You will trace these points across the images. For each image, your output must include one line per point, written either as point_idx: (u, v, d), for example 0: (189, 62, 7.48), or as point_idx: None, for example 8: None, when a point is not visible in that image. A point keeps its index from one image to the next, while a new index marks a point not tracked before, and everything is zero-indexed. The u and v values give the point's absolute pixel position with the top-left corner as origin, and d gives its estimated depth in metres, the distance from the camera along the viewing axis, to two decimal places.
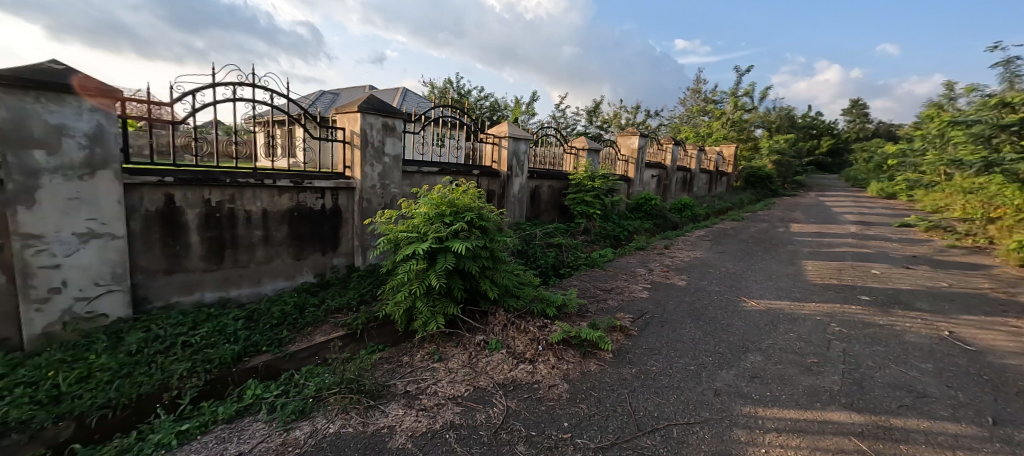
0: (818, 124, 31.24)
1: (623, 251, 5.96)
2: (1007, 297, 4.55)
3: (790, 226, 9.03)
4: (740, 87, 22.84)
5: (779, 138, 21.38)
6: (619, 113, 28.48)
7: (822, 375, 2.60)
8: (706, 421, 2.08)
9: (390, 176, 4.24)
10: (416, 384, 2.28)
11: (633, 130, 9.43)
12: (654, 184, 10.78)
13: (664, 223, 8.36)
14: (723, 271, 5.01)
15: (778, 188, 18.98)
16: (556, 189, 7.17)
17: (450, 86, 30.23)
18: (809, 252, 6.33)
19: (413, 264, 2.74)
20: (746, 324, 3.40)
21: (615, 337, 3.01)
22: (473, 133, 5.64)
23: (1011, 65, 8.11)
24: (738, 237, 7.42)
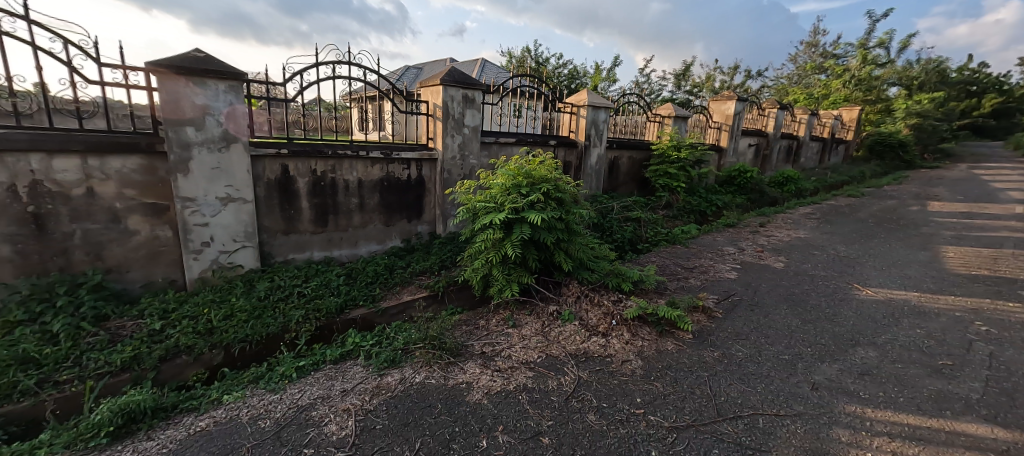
0: (978, 79, 25.30)
1: (709, 227, 5.53)
2: None
3: (926, 204, 7.59)
4: (871, 37, 19.18)
5: (920, 98, 17.75)
6: (714, 75, 25.74)
7: (956, 380, 2.22)
8: (799, 416, 1.91)
9: (469, 148, 4.35)
10: (491, 346, 2.40)
11: (730, 94, 8.48)
12: (751, 155, 9.70)
13: (761, 198, 7.54)
14: (832, 254, 4.41)
15: (914, 159, 15.93)
16: (636, 160, 6.81)
17: (529, 55, 29.74)
18: (951, 236, 5.29)
19: (489, 233, 2.82)
20: (856, 315, 2.99)
21: (696, 318, 2.85)
22: (551, 102, 5.52)
23: None
24: (854, 216, 6.44)
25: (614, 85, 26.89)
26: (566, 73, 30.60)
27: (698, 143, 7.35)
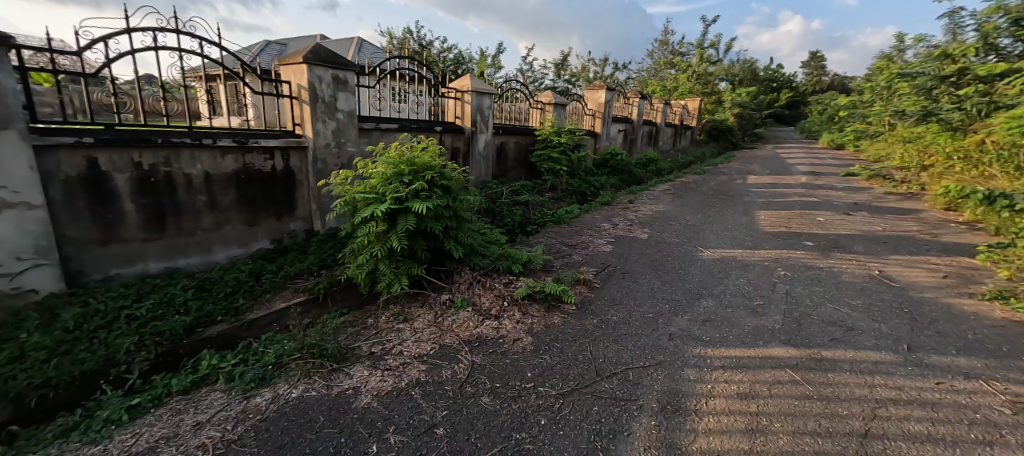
0: (778, 77, 31.89)
1: (589, 206, 6.03)
2: (931, 238, 4.98)
3: (747, 178, 9.38)
4: (706, 38, 22.72)
5: (741, 91, 21.72)
6: (587, 66, 27.87)
7: (767, 316, 2.80)
8: (660, 364, 2.21)
9: (345, 134, 3.99)
10: (381, 345, 2.28)
11: (600, 83, 9.27)
12: (621, 139, 10.82)
13: (630, 178, 8.48)
14: (683, 223, 5.19)
15: (739, 141, 19.54)
16: (522, 145, 7.04)
17: (410, 37, 28.62)
18: (763, 203, 6.63)
19: (372, 227, 2.65)
20: (702, 273, 3.57)
21: (578, 290, 3.10)
22: (433, 86, 5.36)
23: (956, 16, 8.46)
24: (699, 190, 7.65)
25: (499, 72, 27.37)
26: (451, 58, 30.12)
27: (576, 129, 7.92)
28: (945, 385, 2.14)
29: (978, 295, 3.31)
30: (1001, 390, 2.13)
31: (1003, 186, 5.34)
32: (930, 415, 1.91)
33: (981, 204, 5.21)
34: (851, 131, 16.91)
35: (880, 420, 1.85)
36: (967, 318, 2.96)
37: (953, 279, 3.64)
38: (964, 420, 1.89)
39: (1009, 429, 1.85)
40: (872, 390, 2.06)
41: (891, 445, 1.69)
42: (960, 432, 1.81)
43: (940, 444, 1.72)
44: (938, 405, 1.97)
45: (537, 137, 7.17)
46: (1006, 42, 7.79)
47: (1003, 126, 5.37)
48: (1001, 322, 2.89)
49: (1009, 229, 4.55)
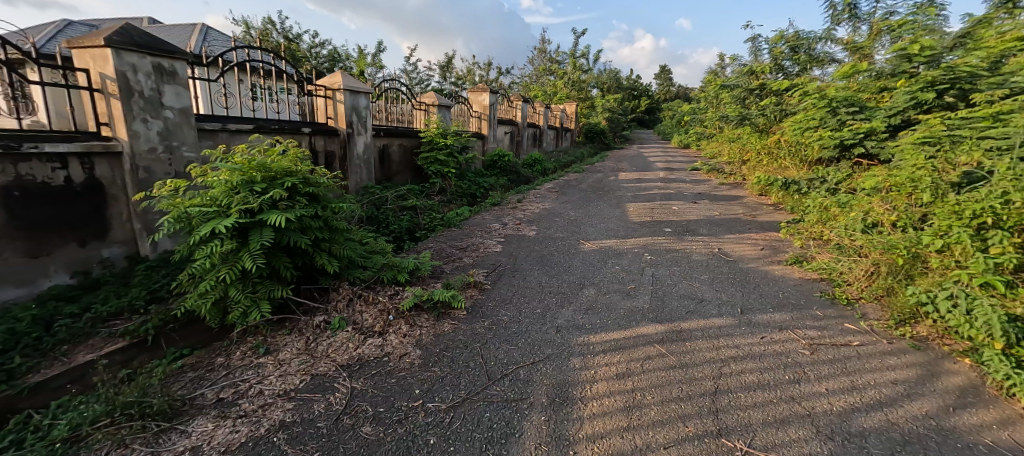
0: (638, 85, 36.39)
1: (478, 207, 6.03)
2: (753, 219, 6.11)
3: (618, 175, 10.42)
4: (577, 49, 24.78)
5: (609, 97, 24.20)
6: (472, 70, 28.21)
7: (638, 298, 3.09)
8: (548, 357, 2.26)
9: (178, 136, 3.36)
10: (233, 388, 1.90)
11: (483, 86, 9.39)
12: (507, 141, 11.12)
13: (517, 178, 8.75)
14: (566, 219, 5.50)
15: (610, 142, 21.77)
16: (407, 148, 6.74)
17: (272, 29, 25.60)
18: (632, 196, 7.41)
19: (215, 246, 2.20)
20: (583, 264, 3.81)
21: (468, 294, 3.03)
22: (296, 82, 4.78)
23: (757, 40, 10.60)
24: (579, 187, 8.24)
25: (380, 73, 26.13)
26: (324, 56, 27.73)
27: (461, 130, 7.88)
28: (769, 338, 2.58)
29: (785, 261, 4.12)
30: (803, 336, 2.65)
31: (796, 174, 6.83)
32: (760, 365, 2.28)
33: (782, 189, 6.58)
34: (694, 132, 20.07)
35: (726, 377, 2.15)
36: (780, 281, 3.67)
37: (769, 250, 4.50)
38: (782, 365, 2.30)
39: (811, 367, 2.30)
40: (719, 351, 2.39)
41: (735, 398, 1.97)
42: (780, 375, 2.20)
43: (767, 390, 2.06)
44: (765, 356, 2.38)
45: (421, 139, 6.93)
46: (789, 63, 10.05)
47: (792, 127, 6.85)
48: (801, 281, 3.64)
49: (801, 208, 5.82)
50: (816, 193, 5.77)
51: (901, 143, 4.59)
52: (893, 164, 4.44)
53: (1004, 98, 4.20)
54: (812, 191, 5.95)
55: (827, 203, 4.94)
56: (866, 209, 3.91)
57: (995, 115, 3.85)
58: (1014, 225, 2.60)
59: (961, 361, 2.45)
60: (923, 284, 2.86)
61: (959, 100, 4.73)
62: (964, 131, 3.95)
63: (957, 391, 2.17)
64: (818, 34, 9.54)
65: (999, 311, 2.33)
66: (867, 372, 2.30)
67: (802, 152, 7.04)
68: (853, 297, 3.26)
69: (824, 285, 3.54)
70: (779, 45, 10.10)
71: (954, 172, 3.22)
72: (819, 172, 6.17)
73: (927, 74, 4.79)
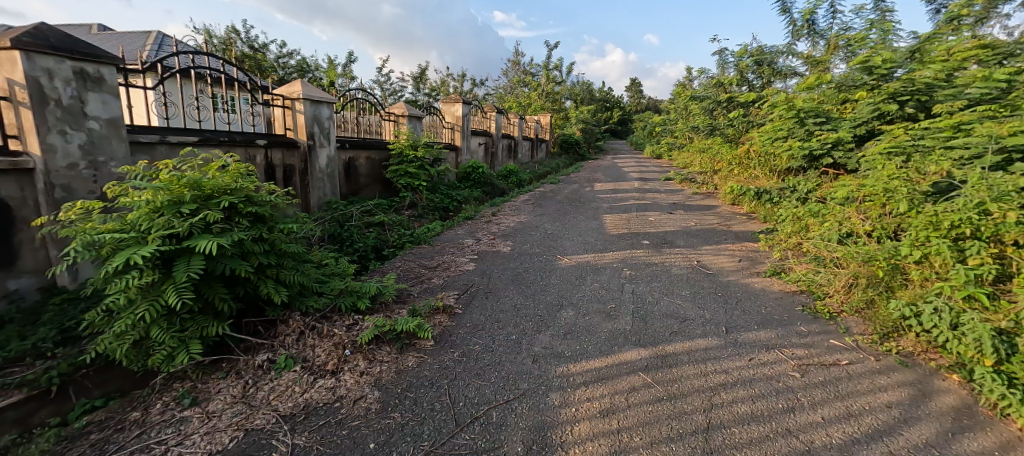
0: (610, 97, 37.15)
1: (451, 222, 5.77)
2: (728, 229, 6.10)
3: (593, 186, 10.38)
4: (550, 61, 25.09)
5: (582, 108, 24.51)
6: (446, 81, 28.08)
7: (619, 319, 2.90)
8: (524, 394, 2.03)
9: (105, 150, 2.99)
10: (144, 453, 1.58)
11: (456, 97, 9.20)
12: (482, 152, 10.94)
13: (492, 190, 8.55)
14: (542, 233, 5.32)
15: (585, 153, 21.95)
16: (376, 160, 6.42)
17: (236, 38, 24.81)
18: (608, 207, 7.33)
19: (131, 279, 1.87)
20: (561, 282, 3.61)
21: (437, 320, 2.76)
22: (250, 91, 4.44)
23: (724, 54, 10.88)
24: (555, 199, 8.11)
25: (351, 83, 25.65)
26: (293, 66, 27.03)
27: (433, 142, 7.63)
28: (757, 360, 2.44)
29: (764, 273, 4.05)
30: (792, 356, 2.51)
31: (766, 183, 6.91)
32: (751, 392, 2.12)
33: (754, 199, 6.63)
34: (665, 143, 20.50)
35: (718, 409, 1.97)
36: (761, 295, 3.56)
37: (747, 261, 4.44)
38: (774, 391, 2.14)
39: (804, 392, 2.16)
40: (708, 378, 2.22)
41: (729, 434, 1.79)
42: (773, 404, 2.03)
43: (761, 422, 1.89)
44: (755, 381, 2.22)
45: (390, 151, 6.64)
46: (754, 76, 10.36)
47: (761, 138, 6.95)
48: (782, 294, 3.54)
49: (774, 217, 5.84)
50: (788, 202, 5.81)
51: (868, 153, 4.65)
52: (862, 174, 4.48)
53: (962, 109, 4.32)
54: (784, 201, 6.00)
55: (800, 213, 4.95)
56: (840, 219, 3.89)
57: (957, 125, 3.92)
58: (991, 236, 2.57)
59: (949, 378, 2.36)
60: (905, 297, 2.79)
61: (919, 111, 4.85)
62: (927, 141, 4.02)
63: (952, 413, 2.06)
64: (780, 48, 9.88)
65: (985, 325, 2.25)
66: (861, 395, 2.17)
67: (771, 162, 7.15)
68: (834, 310, 3.17)
69: (804, 298, 3.46)
70: (744, 59, 10.40)
71: (926, 182, 3.21)
72: (789, 182, 6.23)
73: (888, 86, 4.90)
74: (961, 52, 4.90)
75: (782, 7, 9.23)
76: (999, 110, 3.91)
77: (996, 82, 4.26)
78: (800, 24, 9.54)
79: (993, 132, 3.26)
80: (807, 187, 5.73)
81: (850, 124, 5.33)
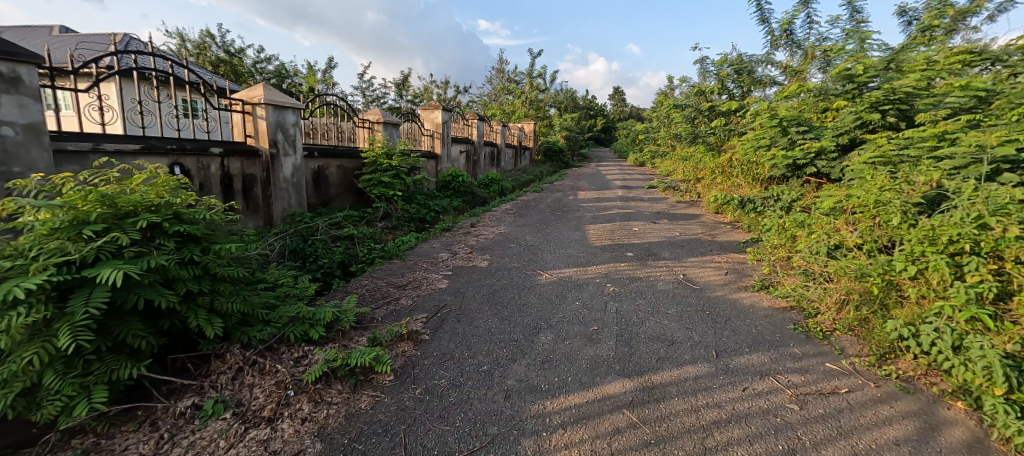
0: (593, 106, 37.47)
1: (426, 234, 5.48)
2: (713, 239, 5.96)
3: (577, 194, 10.21)
4: (534, 69, 25.12)
5: (566, 116, 24.54)
6: (429, 88, 27.83)
7: (602, 344, 2.66)
8: (492, 441, 1.76)
9: (21, 159, 2.63)
10: None
11: (436, 103, 8.95)
12: (463, 160, 10.68)
13: (473, 200, 8.28)
14: (522, 245, 5.07)
15: (569, 161, 21.90)
16: (348, 169, 6.10)
17: (212, 43, 24.22)
18: (591, 217, 7.14)
19: (12, 317, 1.53)
20: (540, 301, 3.35)
21: (399, 350, 2.48)
22: (204, 95, 4.11)
23: (705, 62, 10.92)
24: (537, 208, 7.89)
25: (331, 89, 25.16)
26: (271, 71, 26.42)
27: (410, 150, 7.33)
28: (751, 390, 2.22)
29: (751, 287, 3.87)
30: (788, 384, 2.31)
31: (750, 192, 6.82)
32: (747, 431, 1.90)
33: (738, 208, 6.53)
34: (648, 151, 20.61)
35: (712, 454, 1.73)
36: (750, 312, 3.38)
37: (734, 274, 4.27)
38: (772, 429, 1.92)
39: (804, 428, 1.94)
40: (699, 414, 1.99)
41: None
42: (772, 445, 1.81)
43: None
44: (750, 416, 2.00)
45: (364, 160, 6.31)
46: (734, 84, 10.39)
47: (744, 146, 6.87)
48: (772, 311, 3.36)
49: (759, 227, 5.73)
50: (772, 212, 5.71)
51: (853, 163, 4.56)
52: (847, 184, 4.38)
53: (944, 118, 4.26)
54: (768, 210, 5.90)
55: (785, 224, 4.82)
56: (828, 230, 3.75)
57: (942, 133, 3.84)
58: (990, 251, 2.43)
59: (954, 405, 2.18)
60: (901, 316, 2.63)
61: (900, 120, 4.81)
62: (913, 150, 3.93)
63: (965, 449, 1.87)
64: (759, 57, 9.94)
65: (992, 349, 2.09)
66: (865, 430, 1.97)
67: (754, 170, 7.08)
68: (827, 329, 2.99)
69: (795, 315, 3.28)
70: (724, 67, 10.44)
71: (917, 193, 3.07)
72: (773, 191, 6.14)
73: (870, 94, 4.84)
74: (939, 61, 4.89)
75: (760, 17, 9.29)
76: (982, 119, 3.86)
77: (977, 90, 4.22)
78: (778, 34, 9.64)
79: (982, 141, 3.16)
80: (791, 197, 5.63)
81: (832, 132, 5.26)
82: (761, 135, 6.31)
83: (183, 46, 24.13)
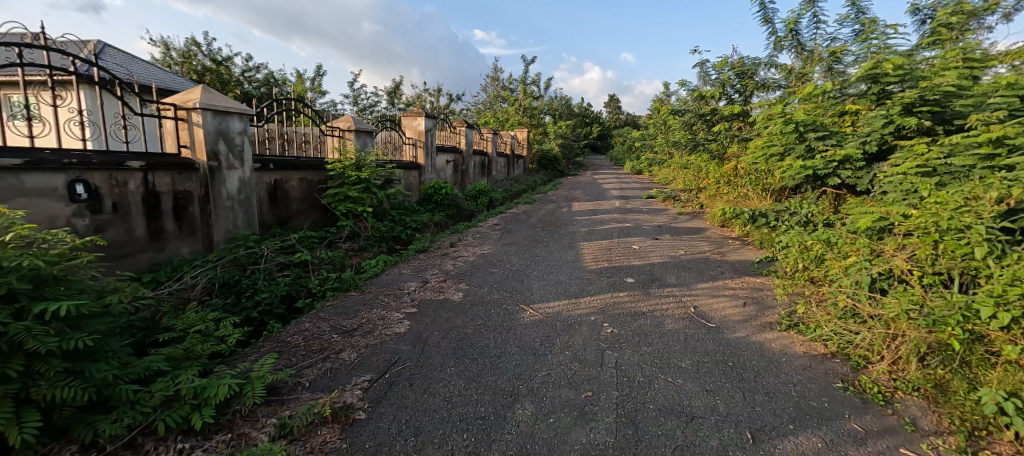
0: (589, 113, 37.17)
1: (398, 257, 4.79)
2: (722, 258, 5.32)
3: (571, 206, 9.58)
4: (527, 76, 24.66)
5: (561, 124, 24.08)
6: (421, 96, 27.31)
7: (598, 422, 1.98)
8: None
9: None
10: None
11: (419, 110, 8.34)
12: (450, 170, 10.02)
13: (458, 214, 7.61)
14: (506, 270, 4.40)
15: (564, 169, 21.35)
16: (311, 182, 5.43)
17: (199, 51, 23.84)
18: (586, 233, 6.49)
19: None
20: (520, 350, 2.67)
21: (318, 441, 1.79)
22: (121, 100, 3.47)
23: (704, 66, 10.39)
24: (527, 223, 7.23)
25: (321, 98, 24.70)
26: (259, 80, 25.88)
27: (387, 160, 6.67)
28: None
29: (778, 324, 3.21)
30: None
31: (761, 204, 6.20)
32: None
33: (749, 222, 5.89)
34: (645, 158, 20.08)
35: None
36: (783, 361, 2.71)
37: (754, 306, 3.61)
38: None
39: None
40: None
41: None
42: None
43: None
44: None
45: (330, 172, 5.64)
46: (736, 88, 9.86)
47: (753, 154, 6.27)
48: (810, 361, 2.69)
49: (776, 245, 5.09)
50: (790, 228, 5.08)
51: (887, 174, 3.95)
52: (883, 199, 3.75)
53: (996, 120, 3.66)
54: (785, 226, 5.27)
55: (810, 244, 4.19)
56: (872, 257, 3.11)
57: (1002, 139, 3.24)
58: None
59: None
60: (995, 383, 2.01)
61: (936, 124, 4.21)
62: (966, 160, 3.33)
63: None
64: (762, 59, 9.41)
65: None
66: None
67: (764, 180, 6.46)
68: (887, 390, 2.33)
69: (839, 366, 2.62)
70: (725, 71, 9.91)
71: (995, 216, 2.46)
72: (788, 204, 5.50)
73: (902, 95, 4.26)
74: (979, 57, 4.31)
75: (763, 18, 8.77)
76: None
77: None
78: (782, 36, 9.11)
79: None
80: (810, 211, 5.01)
81: (858, 138, 4.64)
82: (772, 142, 5.69)
83: (168, 54, 23.56)
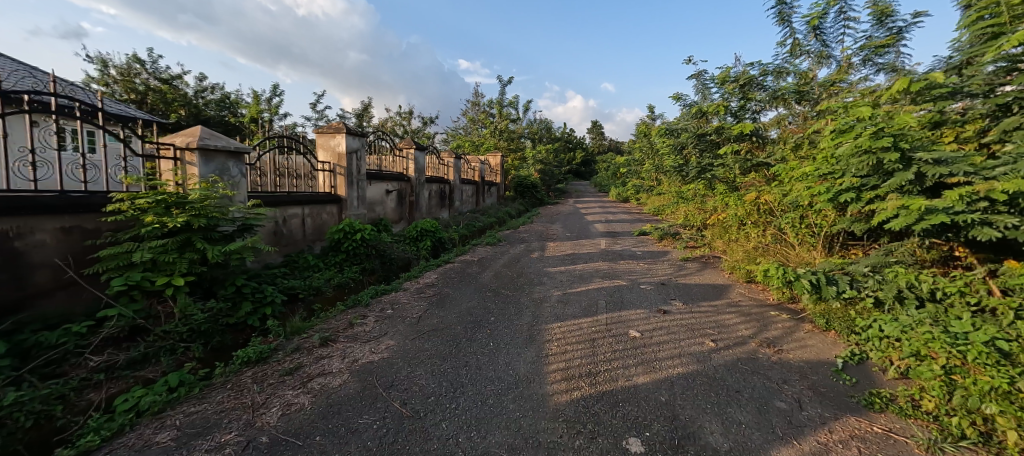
0: (571, 139, 35.96)
1: (193, 381, 2.51)
2: (779, 355, 3.19)
3: (545, 248, 7.48)
4: (504, 98, 23.00)
5: (540, 149, 22.42)
6: (391, 119, 25.45)
7: None
8: None
9: None
10: None
11: (339, 125, 6.23)
12: (390, 203, 7.85)
13: (380, 267, 5.36)
14: (385, 423, 2.15)
15: (543, 197, 19.44)
16: (87, 232, 3.13)
17: (142, 69, 21.74)
18: (559, 300, 4.34)
19: None
20: None
21: None
22: None
23: (702, 77, 8.67)
24: (476, 282, 5.01)
25: (279, 120, 22.60)
26: (212, 101, 23.62)
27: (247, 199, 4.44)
28: None
29: None
30: None
31: (821, 263, 4.18)
32: None
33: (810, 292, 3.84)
34: (631, 185, 18.28)
35: None
36: None
37: None
38: None
39: None
40: None
41: None
42: None
43: None
44: None
45: (127, 221, 3.31)
46: (741, 103, 8.12)
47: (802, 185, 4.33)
48: None
49: (884, 344, 3.05)
50: (904, 316, 3.06)
51: None
52: None
53: None
54: (892, 309, 3.24)
55: (1013, 390, 2.16)
56: None
57: None
58: None
59: None
60: None
61: None
62: None
63: None
64: (772, 67, 7.72)
65: None
66: None
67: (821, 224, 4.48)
68: None
69: None
70: (727, 82, 8.19)
71: None
72: (877, 268, 3.53)
73: None
74: None
75: (777, 15, 7.08)
76: None
77: None
78: (798, 39, 7.46)
79: None
80: (940, 288, 3.01)
81: (1018, 162, 2.71)
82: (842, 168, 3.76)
83: (105, 72, 21.21)
